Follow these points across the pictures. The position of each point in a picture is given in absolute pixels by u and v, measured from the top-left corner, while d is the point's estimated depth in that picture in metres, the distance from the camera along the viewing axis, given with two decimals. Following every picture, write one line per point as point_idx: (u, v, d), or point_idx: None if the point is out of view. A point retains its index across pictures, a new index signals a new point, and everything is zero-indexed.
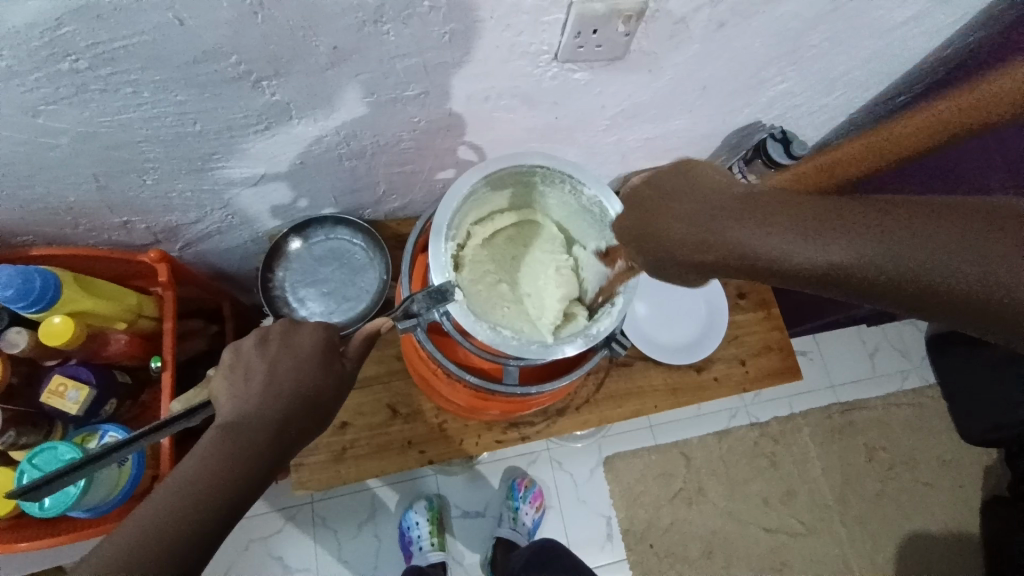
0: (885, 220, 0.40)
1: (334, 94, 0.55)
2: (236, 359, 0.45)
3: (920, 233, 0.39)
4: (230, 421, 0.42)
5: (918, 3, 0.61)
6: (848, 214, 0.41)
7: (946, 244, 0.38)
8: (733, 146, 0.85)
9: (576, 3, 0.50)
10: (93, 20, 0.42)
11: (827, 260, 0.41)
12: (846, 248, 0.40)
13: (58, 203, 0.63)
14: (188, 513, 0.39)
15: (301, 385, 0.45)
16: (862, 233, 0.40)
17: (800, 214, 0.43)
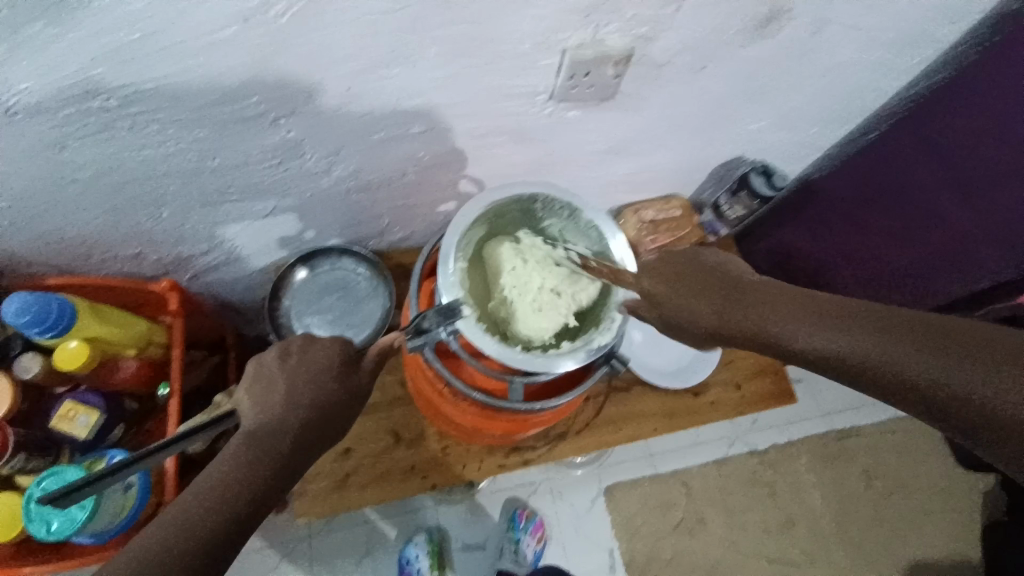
0: (967, 343, 0.42)
1: (346, 130, 0.59)
2: (258, 371, 0.46)
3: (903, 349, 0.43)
4: (252, 430, 0.43)
5: (881, 48, 0.66)
6: (809, 317, 0.48)
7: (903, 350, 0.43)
8: (717, 179, 0.90)
9: (568, 48, 0.54)
10: (126, 63, 0.46)
11: (860, 361, 0.44)
12: (917, 363, 0.42)
13: (76, 235, 0.66)
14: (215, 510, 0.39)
15: (319, 396, 0.45)
16: (904, 336, 0.44)
17: (893, 324, 0.45)
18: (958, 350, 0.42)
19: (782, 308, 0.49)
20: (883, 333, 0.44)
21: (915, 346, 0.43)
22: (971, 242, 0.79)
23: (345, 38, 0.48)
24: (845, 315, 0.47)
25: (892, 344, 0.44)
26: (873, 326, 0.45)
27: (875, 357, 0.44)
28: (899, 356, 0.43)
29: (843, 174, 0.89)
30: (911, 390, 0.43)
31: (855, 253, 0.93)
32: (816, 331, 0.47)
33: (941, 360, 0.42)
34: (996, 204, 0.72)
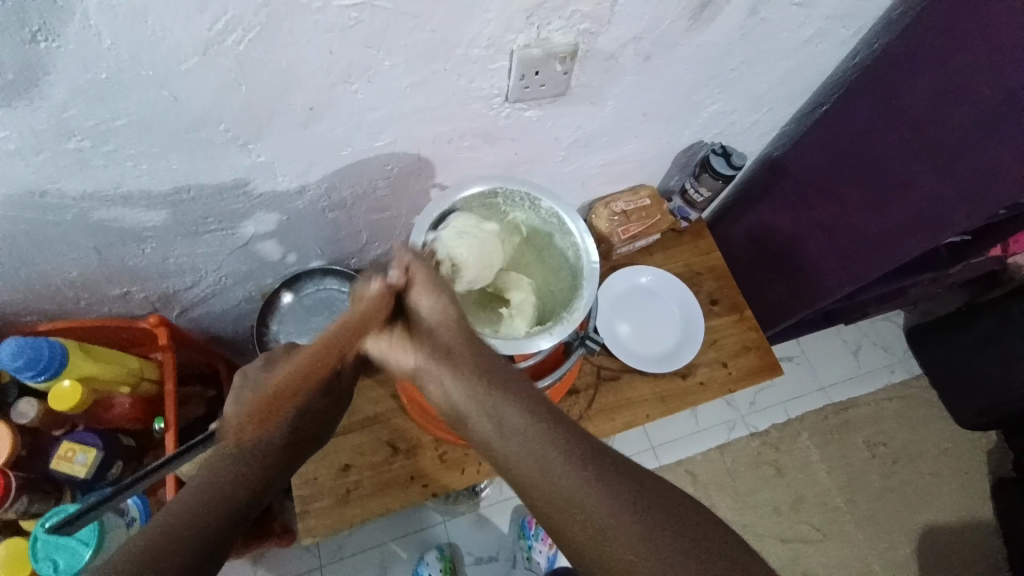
0: (675, 521, 0.46)
1: (315, 148, 0.62)
2: (243, 381, 0.50)
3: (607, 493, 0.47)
4: (243, 434, 0.46)
5: (816, 21, 0.70)
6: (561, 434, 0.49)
7: (611, 498, 0.46)
8: (682, 165, 0.93)
9: (516, 49, 0.57)
10: (96, 101, 0.48)
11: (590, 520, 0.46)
12: (626, 511, 0.46)
13: (61, 278, 0.67)
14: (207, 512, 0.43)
15: (302, 400, 0.49)
16: (622, 489, 0.47)
17: (627, 490, 0.47)
18: (669, 537, 0.45)
19: (555, 453, 0.47)
20: (616, 484, 0.47)
21: (639, 520, 0.46)
22: (935, 201, 0.74)
23: (302, 57, 0.50)
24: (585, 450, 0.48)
25: (620, 514, 0.46)
26: (613, 489, 0.47)
27: (604, 522, 0.46)
28: (611, 501, 0.46)
29: (804, 148, 0.91)
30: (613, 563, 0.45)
31: (825, 225, 0.91)
32: (581, 483, 0.47)
33: (650, 542, 0.45)
34: (961, 158, 0.70)
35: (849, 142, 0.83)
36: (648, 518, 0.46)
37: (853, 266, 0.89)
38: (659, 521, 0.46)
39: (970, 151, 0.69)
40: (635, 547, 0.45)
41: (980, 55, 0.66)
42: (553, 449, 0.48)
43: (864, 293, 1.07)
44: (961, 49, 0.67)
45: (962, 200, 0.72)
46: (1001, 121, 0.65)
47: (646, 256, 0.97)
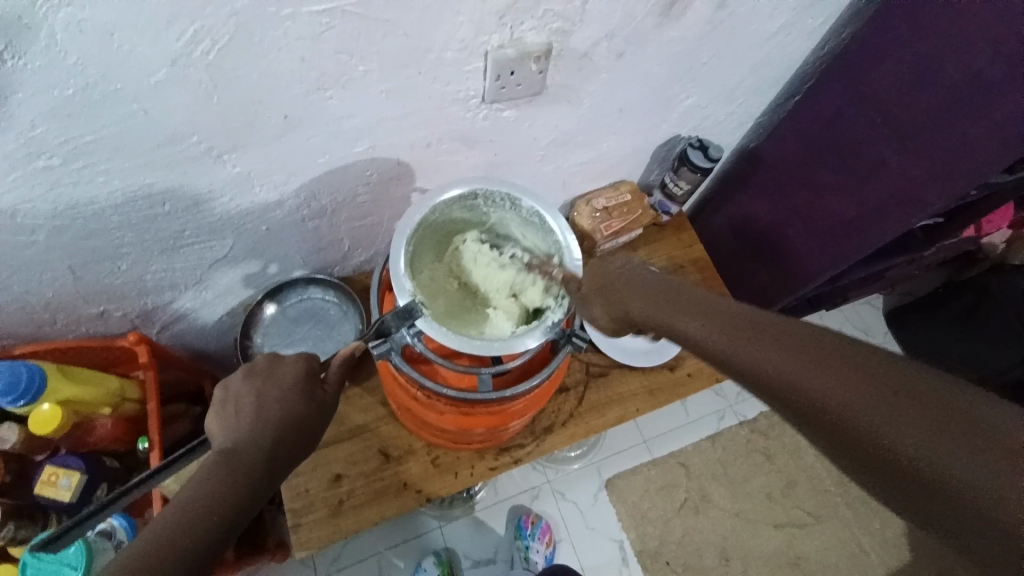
0: (932, 412, 0.36)
1: (292, 157, 0.61)
2: (224, 395, 0.48)
3: (863, 387, 0.39)
4: (229, 447, 0.44)
5: (784, 14, 0.71)
6: (756, 338, 0.45)
7: (823, 387, 0.40)
8: (661, 160, 0.94)
9: (490, 50, 0.57)
10: (65, 119, 0.47)
11: (733, 356, 0.46)
12: (824, 392, 0.40)
13: (36, 301, 0.66)
14: (207, 512, 0.39)
15: (288, 411, 0.48)
16: (844, 384, 0.39)
17: (795, 338, 0.44)
18: (888, 390, 0.38)
19: (700, 314, 0.50)
20: (833, 378, 0.40)
21: (806, 364, 0.41)
22: (908, 182, 0.76)
23: (275, 66, 0.50)
24: (800, 348, 0.43)
25: (770, 352, 0.44)
26: (832, 377, 0.40)
27: (765, 361, 0.44)
28: (837, 396, 0.39)
29: (778, 138, 0.93)
30: (812, 408, 0.40)
31: (802, 212, 0.93)
32: (717, 329, 0.48)
33: (850, 386, 0.39)
34: (929, 141, 0.71)
35: (820, 130, 0.84)
36: (881, 405, 0.37)
37: (832, 250, 0.91)
38: (854, 366, 0.40)
39: (938, 133, 0.70)
40: (834, 384, 0.39)
41: (940, 41, 0.67)
42: (720, 307, 0.50)
43: (843, 278, 1.09)
44: (921, 37, 0.69)
45: (935, 180, 0.73)
46: (966, 104, 0.67)
47: (630, 252, 0.98)
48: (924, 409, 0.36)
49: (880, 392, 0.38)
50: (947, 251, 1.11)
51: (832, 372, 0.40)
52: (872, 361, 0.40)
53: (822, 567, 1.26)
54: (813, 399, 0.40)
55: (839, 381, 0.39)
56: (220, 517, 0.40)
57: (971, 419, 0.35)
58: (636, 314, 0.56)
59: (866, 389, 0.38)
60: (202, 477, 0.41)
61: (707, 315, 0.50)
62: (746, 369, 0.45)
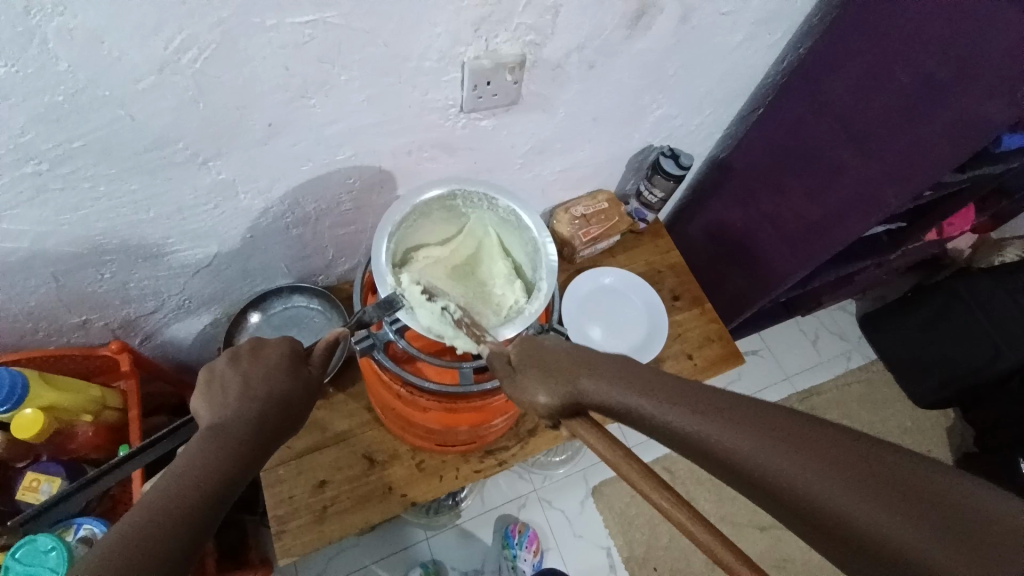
0: (899, 494, 0.35)
1: (276, 164, 0.63)
2: (211, 377, 0.49)
3: (827, 467, 0.36)
4: (217, 424, 0.45)
5: (742, 28, 0.76)
6: (706, 410, 0.42)
7: (789, 470, 0.37)
8: (635, 169, 0.98)
9: (467, 60, 0.61)
10: (54, 124, 0.49)
11: (667, 430, 0.42)
12: (790, 473, 0.37)
13: (18, 308, 0.66)
14: (198, 481, 0.40)
15: (274, 389, 0.49)
16: (811, 465, 0.37)
17: (727, 405, 0.41)
18: (826, 459, 0.37)
19: (626, 381, 0.46)
20: (800, 459, 0.37)
21: (744, 432, 0.39)
22: (870, 184, 0.80)
23: (258, 73, 0.52)
24: (756, 423, 0.40)
25: (707, 423, 0.41)
26: (798, 459, 0.37)
27: (702, 434, 0.41)
28: (803, 479, 0.36)
29: (746, 147, 0.97)
30: (779, 492, 0.37)
31: (771, 216, 0.97)
32: (649, 394, 0.44)
33: (790, 455, 0.37)
34: (887, 143, 0.76)
35: (785, 136, 0.88)
36: (850, 488, 0.35)
37: (803, 250, 0.95)
38: (788, 436, 0.38)
39: (894, 135, 0.75)
40: (799, 467, 0.37)
41: (889, 49, 0.72)
42: (638, 374, 0.47)
43: (815, 281, 1.13)
44: (872, 46, 0.73)
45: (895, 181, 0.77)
46: (917, 102, 0.71)
47: (609, 257, 1.01)
48: (892, 494, 0.35)
49: (848, 474, 0.36)
50: (912, 253, 1.16)
51: (795, 453, 0.37)
52: (829, 438, 0.38)
53: (807, 569, 1.27)
54: (779, 482, 0.37)
55: (805, 465, 0.37)
56: (213, 483, 0.40)
57: (937, 499, 0.34)
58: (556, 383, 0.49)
59: (834, 467, 0.36)
60: (189, 450, 0.42)
61: (638, 381, 0.46)
62: (686, 443, 0.41)
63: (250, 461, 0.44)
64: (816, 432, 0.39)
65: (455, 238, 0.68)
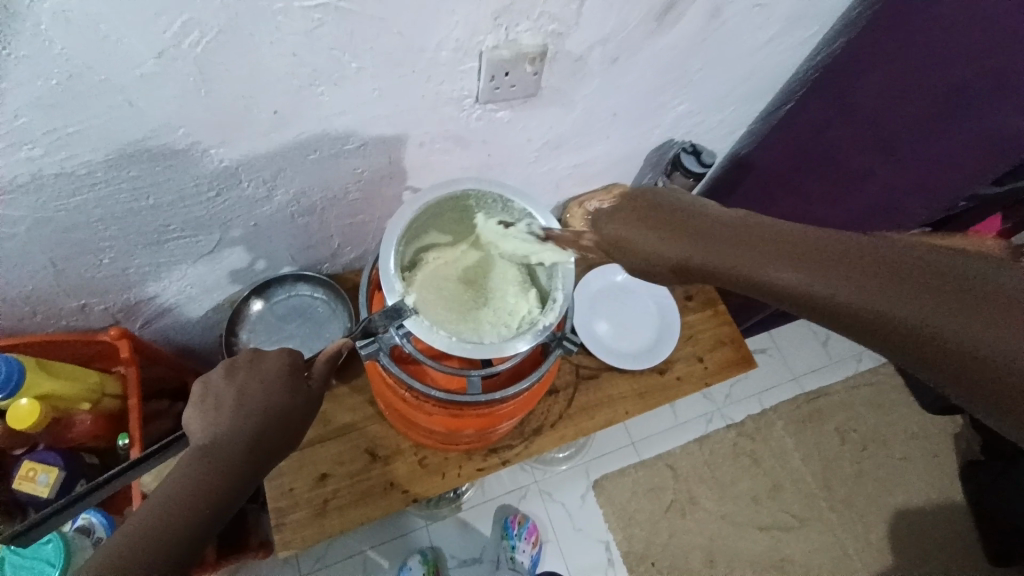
0: (943, 290, 0.39)
1: (282, 153, 0.60)
2: (205, 389, 0.48)
3: (872, 284, 0.41)
4: (205, 445, 0.45)
5: (778, 22, 0.71)
6: (767, 250, 0.46)
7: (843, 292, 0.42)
8: (654, 163, 0.94)
9: (485, 51, 0.57)
10: (47, 110, 0.46)
11: (758, 278, 0.46)
12: (844, 291, 0.42)
13: (16, 293, 0.65)
14: (182, 516, 0.42)
15: (271, 404, 0.48)
16: (865, 280, 0.41)
17: (818, 245, 0.45)
18: (914, 278, 0.40)
19: (717, 238, 0.49)
20: (852, 279, 0.42)
21: (795, 266, 0.44)
22: (891, 194, 0.80)
23: (264, 61, 0.49)
24: (810, 254, 0.44)
25: (799, 264, 0.44)
26: (848, 276, 0.42)
27: (793, 278, 0.44)
28: (859, 297, 0.41)
29: (769, 145, 0.93)
30: (837, 312, 0.42)
31: (788, 217, 0.96)
32: (743, 250, 0.48)
33: (844, 276, 0.42)
34: (912, 153, 0.74)
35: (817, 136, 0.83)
36: (897, 292, 0.40)
37: None
38: (877, 262, 0.42)
39: (920, 146, 0.72)
40: (853, 286, 0.41)
41: (922, 55, 0.68)
42: (727, 230, 0.50)
43: None
44: (905, 50, 0.69)
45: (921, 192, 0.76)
46: (952, 115, 0.68)
47: None
48: (929, 294, 0.39)
49: (893, 280, 0.40)
50: None
51: (842, 270, 0.42)
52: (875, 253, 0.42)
53: (805, 569, 1.28)
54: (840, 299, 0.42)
55: (851, 276, 0.42)
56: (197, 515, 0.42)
57: (983, 287, 0.38)
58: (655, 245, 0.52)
59: (885, 276, 0.41)
60: (175, 477, 0.43)
61: (736, 234, 0.49)
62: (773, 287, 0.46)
63: (238, 483, 0.45)
64: (866, 253, 0.42)
65: (467, 236, 0.65)
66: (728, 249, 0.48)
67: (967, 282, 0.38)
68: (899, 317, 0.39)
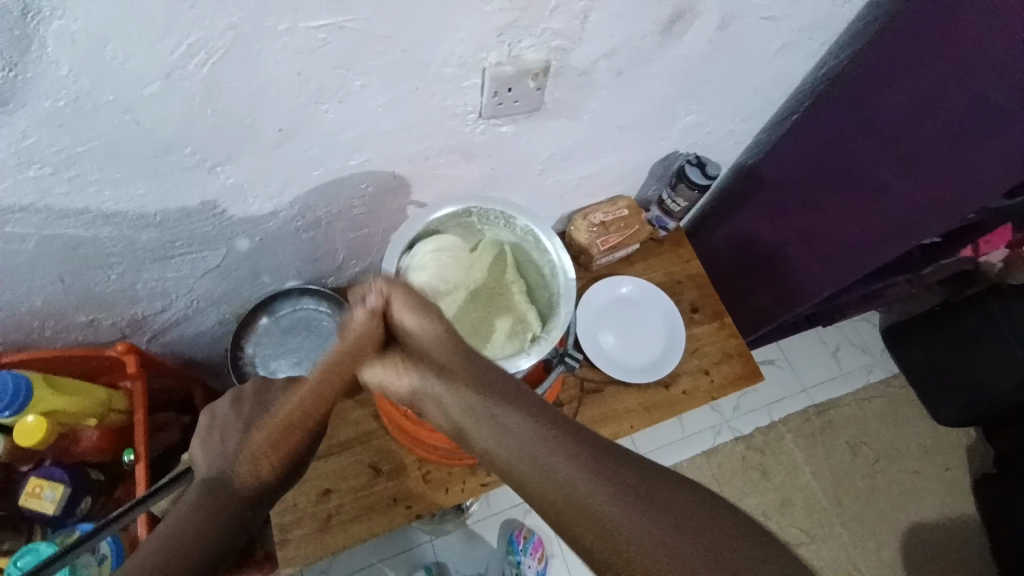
0: (709, 538, 0.43)
1: (287, 169, 0.60)
2: (212, 424, 0.52)
3: (656, 521, 0.44)
4: (211, 478, 0.48)
5: (784, 34, 0.71)
6: (578, 455, 0.47)
7: (633, 518, 0.44)
8: (659, 175, 0.94)
9: (489, 67, 0.57)
10: (56, 128, 0.47)
11: (545, 476, 0.46)
12: (635, 515, 0.44)
13: (25, 308, 0.65)
14: (183, 550, 0.43)
15: (274, 437, 0.50)
16: (650, 511, 0.44)
17: (599, 459, 0.47)
18: (688, 525, 0.44)
19: (520, 421, 0.49)
20: (641, 508, 0.44)
21: (603, 480, 0.46)
22: (909, 208, 0.76)
23: (270, 80, 0.49)
24: (611, 473, 0.46)
25: (584, 474, 0.46)
26: (639, 503, 0.45)
27: (575, 486, 0.45)
28: (642, 525, 0.44)
29: (777, 155, 0.92)
30: (621, 535, 0.44)
31: (800, 229, 0.93)
32: (538, 438, 0.48)
33: (635, 505, 0.44)
34: (932, 166, 0.71)
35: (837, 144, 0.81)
36: (673, 529, 0.44)
37: (824, 272, 0.93)
38: (641, 489, 0.46)
39: (944, 160, 0.70)
40: (640, 515, 0.44)
41: (950, 67, 0.66)
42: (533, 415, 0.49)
43: (841, 296, 1.09)
44: (935, 57, 0.67)
45: (937, 208, 0.73)
46: (965, 131, 0.67)
47: (627, 266, 0.97)
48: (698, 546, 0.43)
49: (669, 525, 0.44)
50: (945, 269, 1.11)
51: (625, 505, 0.45)
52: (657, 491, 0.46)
53: None
54: (628, 526, 0.44)
55: (635, 512, 0.44)
56: (198, 548, 0.44)
57: (734, 541, 0.43)
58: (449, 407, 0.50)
59: (669, 513, 0.44)
60: (179, 513, 0.45)
61: (542, 424, 0.48)
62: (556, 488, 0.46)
63: (239, 516, 0.47)
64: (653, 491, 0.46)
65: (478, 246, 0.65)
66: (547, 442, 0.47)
67: (723, 539, 0.43)
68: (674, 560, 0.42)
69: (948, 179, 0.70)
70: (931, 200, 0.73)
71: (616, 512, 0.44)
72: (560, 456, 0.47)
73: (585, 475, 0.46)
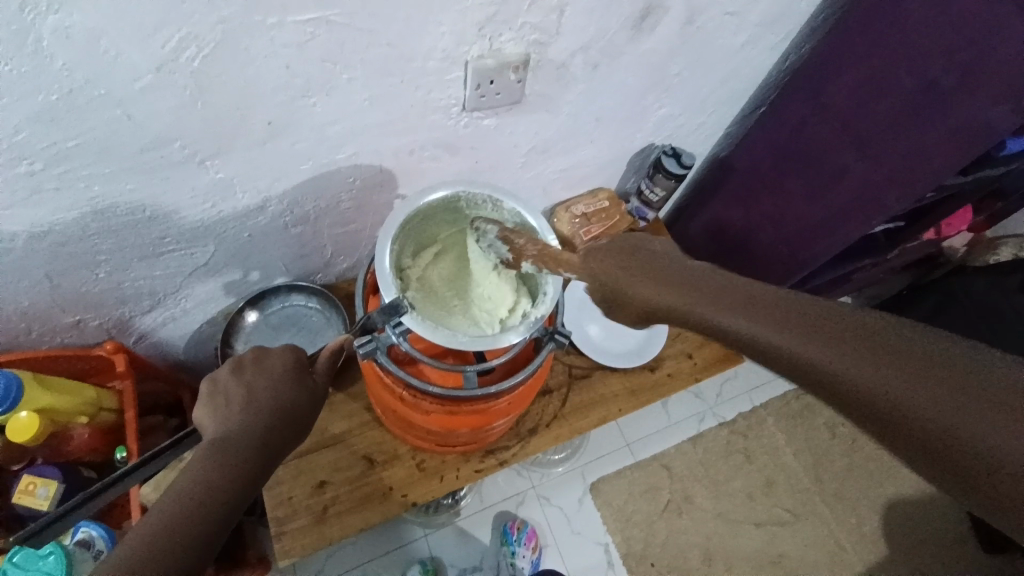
0: (994, 395, 0.37)
1: (274, 164, 0.62)
2: (214, 388, 0.51)
3: (924, 385, 0.38)
4: (219, 439, 0.48)
5: (747, 29, 0.75)
6: (825, 328, 0.42)
7: (895, 386, 0.39)
8: (637, 167, 0.98)
9: (471, 60, 0.59)
10: (48, 124, 0.48)
11: (888, 402, 0.39)
12: (893, 381, 0.39)
13: (12, 309, 0.65)
14: (197, 516, 0.43)
15: (279, 400, 0.52)
16: (913, 372, 0.39)
17: (913, 356, 0.39)
18: (968, 383, 0.38)
19: (833, 337, 0.42)
20: (905, 373, 0.39)
21: (852, 348, 0.41)
22: (867, 186, 0.81)
23: (260, 75, 0.51)
24: (864, 337, 0.41)
25: (915, 390, 0.38)
26: (897, 365, 0.39)
27: (918, 408, 0.38)
28: (903, 392, 0.39)
29: (746, 146, 0.96)
30: (877, 403, 0.39)
31: (765, 214, 0.97)
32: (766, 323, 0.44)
33: (897, 373, 0.39)
34: (886, 145, 0.76)
35: (798, 133, 0.85)
36: (940, 388, 0.38)
37: (795, 255, 0.97)
38: (915, 362, 0.39)
39: (894, 138, 0.75)
40: (899, 381, 0.39)
41: (904, 48, 0.70)
42: (868, 327, 0.42)
43: (812, 281, 1.13)
44: (884, 44, 0.71)
45: (892, 184, 0.78)
46: (914, 110, 0.71)
47: None
48: (983, 407, 0.37)
49: (941, 386, 0.38)
50: (910, 251, 1.16)
51: (889, 366, 0.39)
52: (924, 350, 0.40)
53: (802, 563, 1.28)
54: (885, 394, 0.39)
55: (896, 378, 0.39)
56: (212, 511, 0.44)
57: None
58: (757, 346, 0.44)
59: (945, 373, 0.38)
60: (190, 472, 0.45)
61: (769, 305, 0.45)
62: (911, 417, 0.38)
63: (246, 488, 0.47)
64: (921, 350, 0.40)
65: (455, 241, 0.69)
66: (773, 325, 0.44)
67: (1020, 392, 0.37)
68: (943, 425, 0.37)
69: (902, 154, 0.75)
70: (885, 175, 0.78)
71: (869, 384, 0.40)
72: (804, 341, 0.42)
73: (831, 352, 0.41)
